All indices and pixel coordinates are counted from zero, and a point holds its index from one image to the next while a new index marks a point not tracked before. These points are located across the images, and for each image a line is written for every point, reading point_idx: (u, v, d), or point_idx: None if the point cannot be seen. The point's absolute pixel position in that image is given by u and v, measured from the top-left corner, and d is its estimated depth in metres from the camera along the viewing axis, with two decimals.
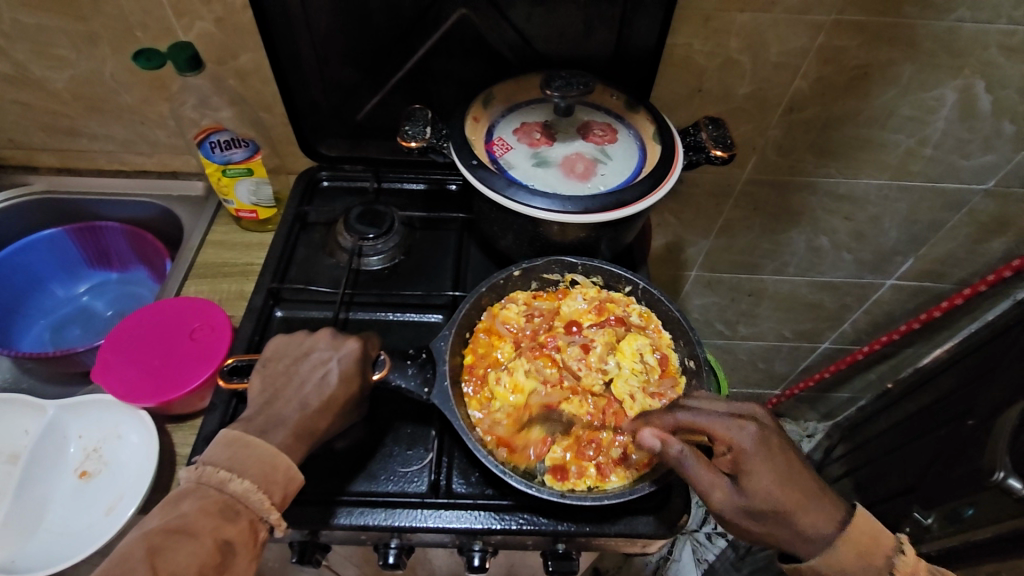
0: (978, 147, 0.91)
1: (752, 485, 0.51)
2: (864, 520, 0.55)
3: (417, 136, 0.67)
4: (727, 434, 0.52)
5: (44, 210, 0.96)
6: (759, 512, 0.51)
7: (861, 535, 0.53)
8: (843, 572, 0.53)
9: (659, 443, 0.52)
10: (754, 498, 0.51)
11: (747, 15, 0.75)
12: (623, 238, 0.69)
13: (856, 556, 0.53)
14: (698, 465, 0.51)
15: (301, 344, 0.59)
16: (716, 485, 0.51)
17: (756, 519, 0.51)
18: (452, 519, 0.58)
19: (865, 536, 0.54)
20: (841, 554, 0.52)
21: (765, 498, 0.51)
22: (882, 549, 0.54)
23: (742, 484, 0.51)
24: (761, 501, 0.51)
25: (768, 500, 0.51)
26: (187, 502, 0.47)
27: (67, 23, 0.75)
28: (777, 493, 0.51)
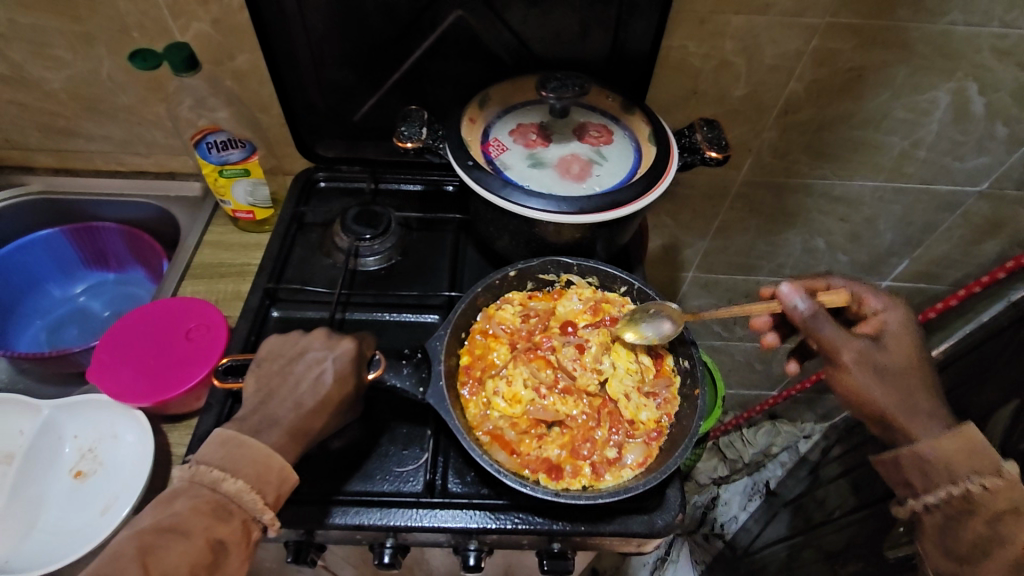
0: (972, 149, 0.91)
1: (892, 346, 0.57)
2: (978, 430, 0.54)
3: (412, 137, 0.67)
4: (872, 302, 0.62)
5: (41, 211, 0.96)
6: (892, 374, 0.56)
7: (972, 436, 0.53)
8: (947, 463, 0.54)
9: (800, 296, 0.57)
10: (895, 358, 0.56)
11: (741, 18, 0.75)
12: (618, 238, 0.70)
13: (963, 450, 0.53)
14: (829, 322, 0.56)
15: (296, 345, 0.59)
16: (846, 343, 0.56)
17: (882, 380, 0.55)
18: (447, 519, 0.58)
19: (976, 442, 0.53)
20: (950, 441, 0.53)
21: (905, 364, 0.57)
22: (992, 457, 0.53)
23: (883, 347, 0.57)
24: (895, 363, 0.56)
25: (895, 366, 0.56)
26: (180, 501, 0.47)
27: (63, 23, 0.75)
28: (907, 364, 0.57)
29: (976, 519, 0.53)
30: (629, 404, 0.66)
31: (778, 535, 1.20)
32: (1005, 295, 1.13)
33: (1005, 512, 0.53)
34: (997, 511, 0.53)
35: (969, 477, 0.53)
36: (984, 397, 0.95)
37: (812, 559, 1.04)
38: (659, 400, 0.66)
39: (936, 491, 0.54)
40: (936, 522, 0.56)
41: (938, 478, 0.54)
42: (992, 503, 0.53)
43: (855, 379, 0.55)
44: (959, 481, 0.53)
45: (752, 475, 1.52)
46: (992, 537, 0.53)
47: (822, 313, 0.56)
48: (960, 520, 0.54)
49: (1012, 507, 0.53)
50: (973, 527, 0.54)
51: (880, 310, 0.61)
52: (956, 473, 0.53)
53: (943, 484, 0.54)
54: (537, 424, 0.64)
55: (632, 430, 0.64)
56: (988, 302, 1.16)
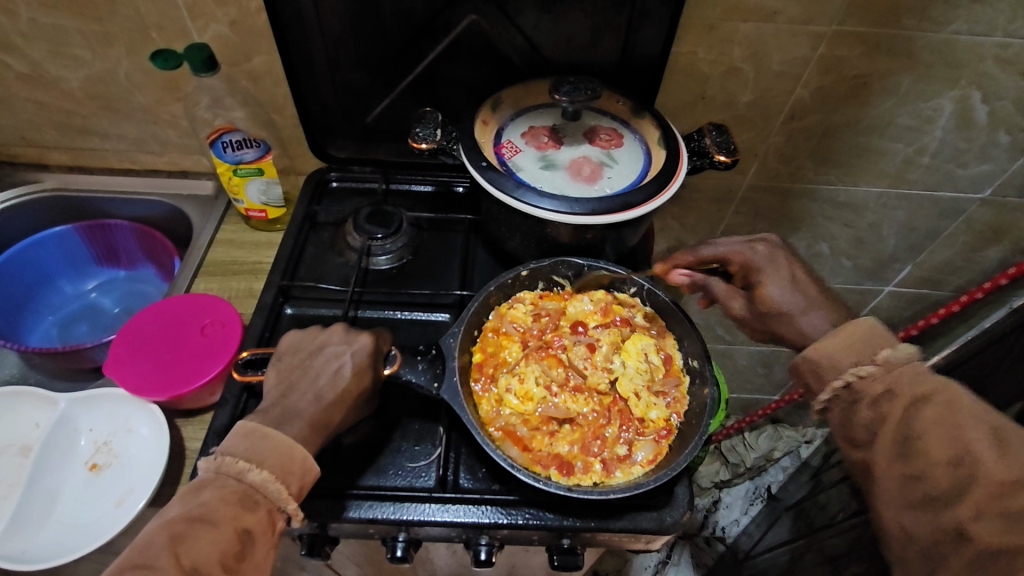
0: (975, 157, 0.93)
1: (764, 295, 0.62)
2: (864, 325, 0.54)
3: (427, 138, 0.69)
4: (742, 255, 0.64)
5: (55, 208, 0.97)
6: (767, 314, 0.62)
7: (848, 332, 0.54)
8: (828, 361, 0.55)
9: (686, 278, 0.67)
10: (765, 305, 0.62)
11: (750, 25, 0.77)
12: (627, 240, 0.71)
13: (839, 344, 0.54)
14: (716, 287, 0.66)
15: (314, 340, 0.60)
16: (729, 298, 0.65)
17: (766, 320, 0.63)
18: (459, 513, 0.59)
19: (857, 336, 0.54)
20: (828, 343, 0.55)
21: (775, 302, 0.61)
22: (871, 347, 0.53)
23: (756, 291, 0.63)
24: (766, 306, 0.62)
25: (775, 303, 0.61)
26: (207, 491, 0.48)
27: (83, 23, 0.76)
28: (784, 297, 0.61)
29: (862, 406, 0.52)
30: (639, 402, 0.67)
31: (780, 539, 1.21)
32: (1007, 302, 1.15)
33: (881, 395, 0.51)
34: (877, 394, 0.52)
35: (848, 368, 0.53)
36: None
37: (815, 562, 1.05)
38: (667, 398, 0.67)
39: (826, 388, 0.54)
40: (837, 417, 0.54)
41: (828, 375, 0.54)
42: (869, 389, 0.52)
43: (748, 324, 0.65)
44: (842, 373, 0.53)
45: (754, 479, 1.52)
46: (877, 420, 0.51)
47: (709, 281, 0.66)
48: (852, 410, 0.53)
49: (889, 389, 0.51)
50: (861, 413, 0.52)
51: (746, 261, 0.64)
52: (836, 367, 0.54)
53: (832, 380, 0.54)
54: (548, 420, 0.65)
55: (642, 428, 0.65)
56: (990, 309, 1.17)
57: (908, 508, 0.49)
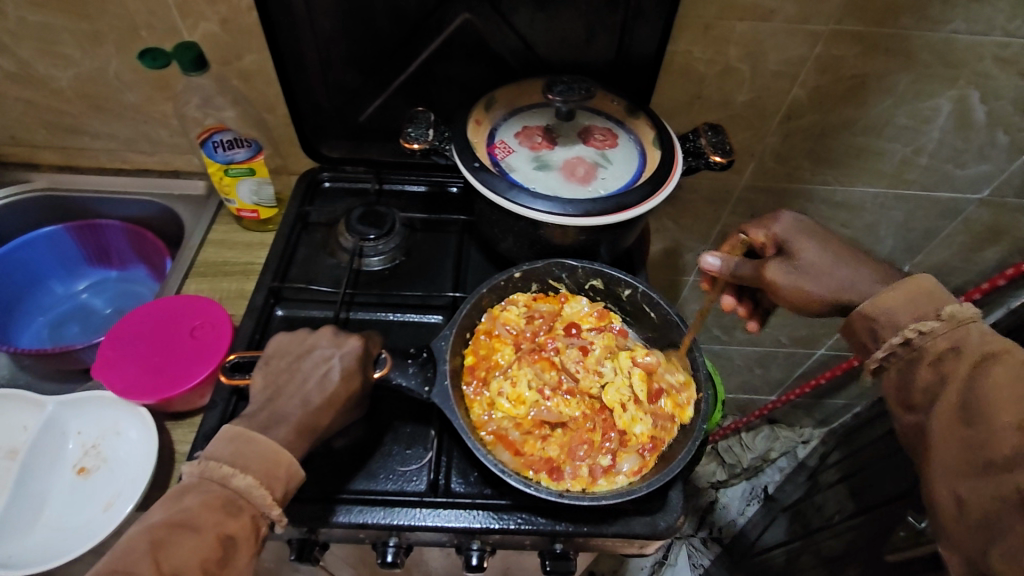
0: (973, 157, 0.92)
1: (804, 253, 0.60)
2: (917, 282, 0.54)
3: (419, 139, 0.68)
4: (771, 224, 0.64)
5: (46, 208, 0.96)
6: (814, 271, 0.60)
7: (910, 288, 0.54)
8: (886, 317, 0.54)
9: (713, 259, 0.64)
10: (807, 262, 0.60)
11: (746, 24, 0.76)
12: (622, 242, 0.70)
13: (900, 299, 0.54)
14: (744, 263, 0.64)
15: (303, 343, 0.59)
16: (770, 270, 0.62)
17: (813, 281, 0.59)
18: (450, 518, 0.59)
19: (916, 294, 0.54)
20: (886, 297, 0.55)
21: (817, 262, 0.60)
22: (931, 304, 0.53)
23: (795, 253, 0.61)
24: (811, 261, 0.60)
25: (815, 265, 0.60)
26: (190, 496, 0.47)
27: (72, 22, 0.75)
28: (823, 258, 0.60)
29: (924, 365, 0.52)
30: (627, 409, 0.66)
31: (776, 540, 1.20)
32: (1004, 303, 1.14)
33: (946, 352, 0.51)
34: (939, 352, 0.51)
35: (909, 325, 0.53)
36: None
37: (811, 563, 1.04)
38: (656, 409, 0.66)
39: (884, 346, 0.55)
40: (895, 377, 0.55)
41: (886, 332, 0.55)
42: (934, 345, 0.52)
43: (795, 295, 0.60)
44: (901, 330, 0.53)
45: (750, 480, 1.52)
46: (941, 380, 0.51)
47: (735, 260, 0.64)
48: (911, 370, 0.53)
49: (954, 346, 0.51)
50: (923, 374, 0.52)
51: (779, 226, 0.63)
52: (897, 323, 0.54)
53: (890, 337, 0.54)
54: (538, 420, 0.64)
55: (625, 440, 0.64)
56: (988, 309, 1.16)
57: (963, 476, 0.48)
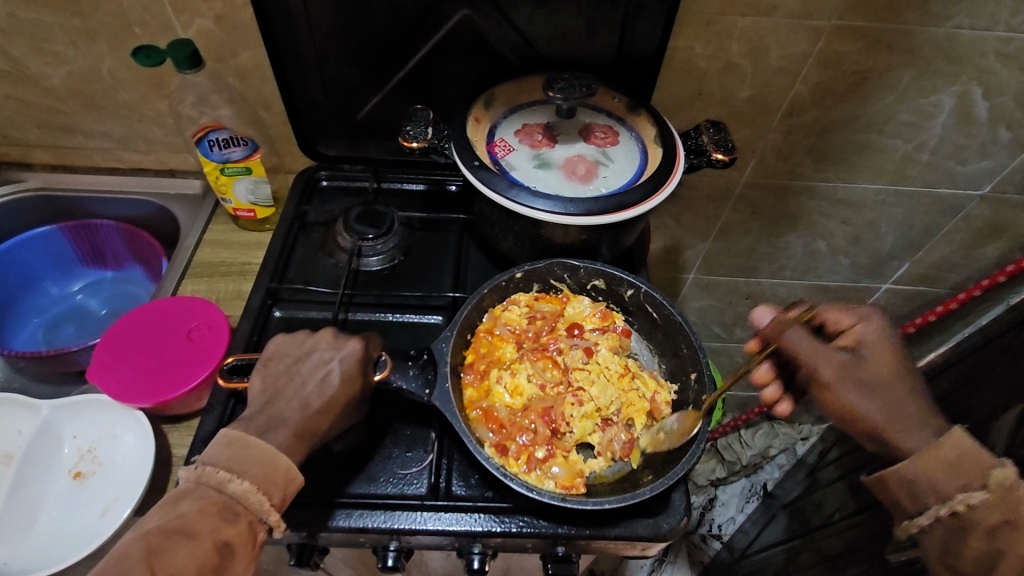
0: (975, 153, 0.92)
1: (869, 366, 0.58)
2: (958, 438, 0.53)
3: (418, 137, 0.67)
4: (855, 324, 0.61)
5: (39, 208, 0.95)
6: (874, 385, 0.57)
7: (952, 455, 0.52)
8: (928, 482, 0.53)
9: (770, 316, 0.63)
10: (873, 371, 0.58)
11: (748, 20, 0.75)
12: (623, 240, 0.69)
13: (945, 466, 0.52)
14: (800, 337, 0.59)
15: (302, 344, 0.58)
16: (822, 354, 0.58)
17: (867, 394, 0.56)
18: (451, 522, 0.58)
19: (956, 457, 0.52)
20: (929, 464, 0.53)
21: (883, 375, 0.57)
22: (976, 469, 0.52)
23: (862, 360, 0.58)
24: (874, 376, 0.57)
25: (874, 377, 0.57)
26: (186, 502, 0.46)
27: (63, 18, 0.74)
28: (888, 373, 0.58)
29: (973, 534, 0.52)
30: (587, 427, 0.64)
31: (776, 538, 1.20)
32: (1004, 299, 1.14)
33: (997, 525, 0.51)
34: (992, 525, 0.51)
35: (956, 495, 0.52)
36: (984, 400, 0.94)
37: (811, 561, 1.04)
38: (598, 457, 0.64)
39: (927, 512, 0.53)
40: (937, 540, 0.54)
41: (928, 499, 0.53)
42: (984, 518, 0.51)
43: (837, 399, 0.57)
44: (948, 501, 0.52)
45: (749, 477, 1.52)
46: (993, 552, 0.51)
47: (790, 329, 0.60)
48: (958, 538, 0.53)
49: (1006, 518, 0.51)
50: (972, 543, 0.52)
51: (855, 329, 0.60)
52: (941, 491, 0.53)
53: (934, 505, 0.53)
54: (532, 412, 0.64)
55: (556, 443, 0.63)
56: (988, 305, 1.16)
57: None
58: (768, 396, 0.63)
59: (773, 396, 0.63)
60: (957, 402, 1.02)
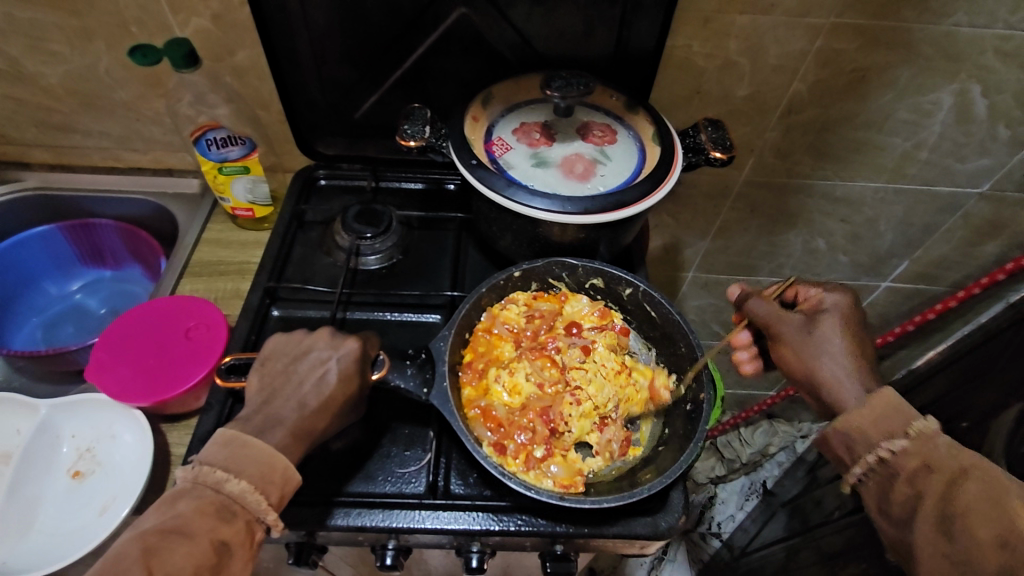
0: (974, 151, 0.91)
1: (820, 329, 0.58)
2: (888, 396, 0.53)
3: (416, 135, 0.67)
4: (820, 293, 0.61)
5: (37, 208, 0.95)
6: (818, 346, 0.58)
7: (878, 405, 0.53)
8: (855, 430, 0.53)
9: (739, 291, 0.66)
10: (822, 335, 0.58)
11: (746, 18, 0.75)
12: (621, 239, 0.69)
13: (869, 414, 0.53)
14: (762, 303, 0.62)
15: (300, 344, 0.58)
16: (782, 317, 0.61)
17: (816, 355, 0.57)
18: (450, 520, 0.58)
19: (882, 406, 0.53)
20: (857, 415, 0.53)
21: (835, 338, 0.57)
22: (901, 418, 0.52)
23: (817, 323, 0.59)
24: (821, 338, 0.58)
25: (822, 339, 0.58)
26: (183, 503, 0.46)
27: (61, 18, 0.74)
28: (842, 337, 0.57)
29: (898, 483, 0.51)
30: (586, 426, 0.64)
31: (776, 536, 1.20)
32: (1004, 297, 1.14)
33: (917, 470, 0.50)
34: (912, 470, 0.50)
35: (880, 442, 0.52)
36: (984, 398, 0.94)
37: (811, 559, 1.04)
38: (596, 456, 0.64)
39: (860, 463, 0.53)
40: (871, 494, 0.53)
41: (859, 449, 0.53)
42: (906, 463, 0.51)
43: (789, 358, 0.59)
44: (874, 449, 0.52)
45: (748, 475, 1.50)
46: (916, 498, 0.50)
47: (756, 297, 0.63)
48: (887, 487, 0.52)
49: (925, 464, 0.50)
50: (898, 491, 0.51)
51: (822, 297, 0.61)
52: (867, 440, 0.53)
53: (863, 454, 0.53)
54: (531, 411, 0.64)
55: (555, 442, 0.63)
56: (987, 303, 1.16)
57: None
58: (738, 358, 0.67)
59: (744, 359, 0.67)
60: (956, 400, 1.02)
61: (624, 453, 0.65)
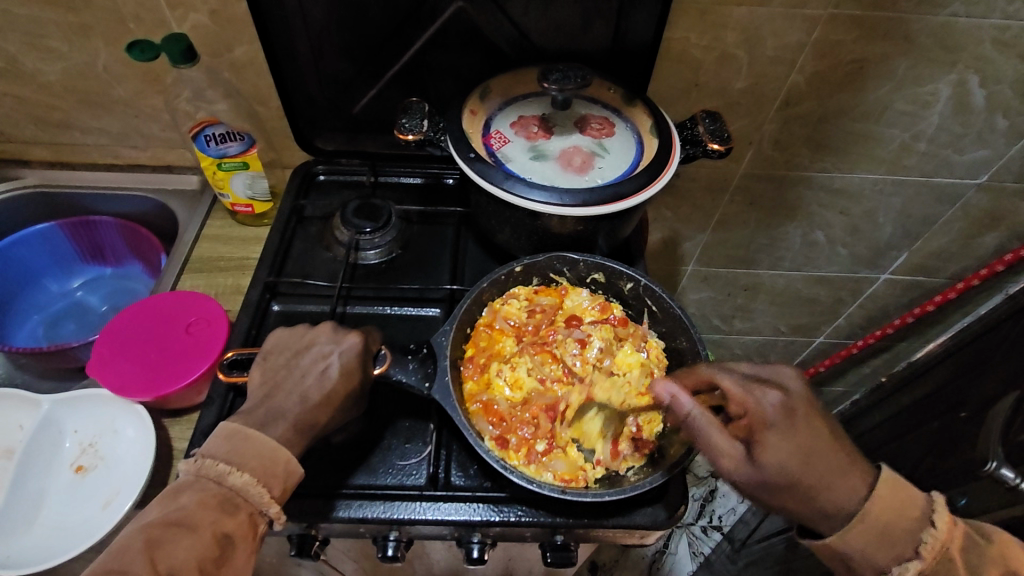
0: (972, 142, 0.91)
1: (767, 456, 0.52)
2: (896, 498, 0.53)
3: (414, 129, 0.67)
4: (757, 400, 0.54)
5: (38, 205, 0.95)
6: (774, 483, 0.52)
7: (887, 521, 0.52)
8: (866, 555, 0.52)
9: (670, 397, 0.55)
10: (777, 471, 0.52)
11: (743, 9, 0.75)
12: (620, 231, 0.69)
13: (875, 530, 0.51)
14: (706, 422, 0.54)
15: (302, 338, 0.59)
16: (725, 449, 0.53)
17: (771, 493, 0.53)
18: (451, 511, 0.58)
19: (892, 515, 0.52)
20: (860, 540, 0.51)
21: (787, 471, 0.52)
22: (908, 534, 0.52)
23: (761, 453, 0.52)
24: (777, 475, 0.52)
25: (786, 477, 0.52)
26: (186, 495, 0.47)
27: (59, 15, 0.74)
28: (799, 470, 0.52)
29: None
30: (619, 433, 0.64)
31: (775, 529, 1.20)
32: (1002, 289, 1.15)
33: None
34: None
35: (891, 568, 0.51)
36: (983, 389, 0.94)
37: (810, 552, 1.04)
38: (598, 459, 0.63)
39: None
40: None
41: (864, 573, 0.52)
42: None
43: (739, 485, 0.54)
44: (883, 572, 0.52)
45: None
46: None
47: (699, 410, 0.54)
48: None
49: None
50: None
51: (760, 408, 0.53)
52: (880, 566, 0.52)
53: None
54: (529, 405, 0.65)
55: (555, 438, 0.63)
56: (986, 295, 1.17)
57: None
58: None
59: None
60: (956, 390, 1.02)
61: (650, 448, 0.64)
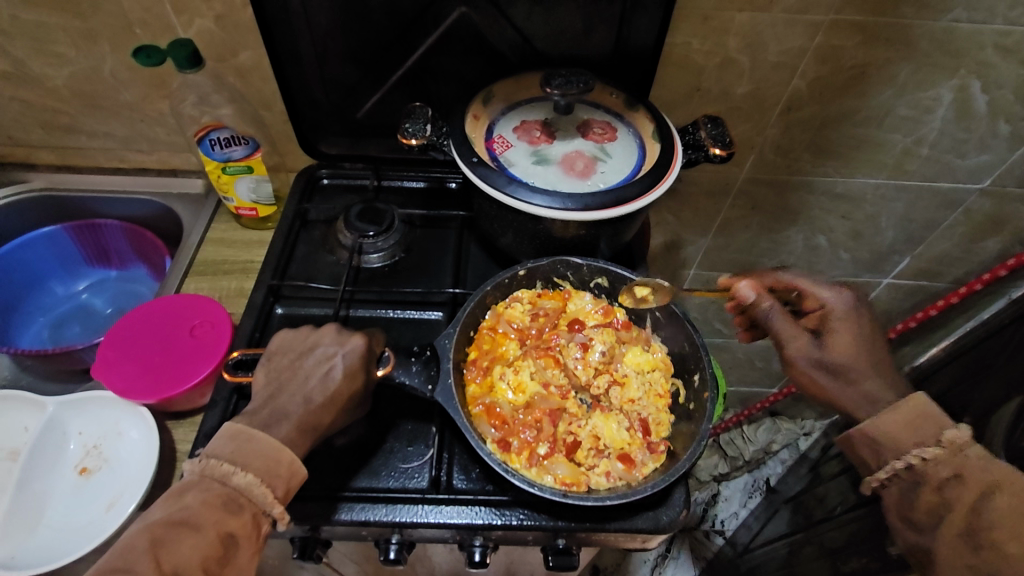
0: (974, 147, 0.92)
1: (835, 342, 0.58)
2: (918, 402, 0.54)
3: (417, 134, 0.67)
4: (825, 296, 0.60)
5: (44, 208, 0.96)
6: (835, 367, 0.57)
7: (910, 410, 0.54)
8: (884, 436, 0.54)
9: (753, 293, 0.60)
10: (840, 352, 0.57)
11: (745, 15, 0.75)
12: (622, 235, 0.69)
13: (900, 418, 0.54)
14: (780, 315, 0.59)
15: (306, 340, 0.59)
16: (798, 336, 0.58)
17: (829, 374, 0.57)
18: (453, 515, 0.59)
19: (913, 412, 0.54)
20: (886, 419, 0.54)
21: (849, 356, 0.57)
22: (932, 426, 0.53)
23: (828, 338, 0.58)
24: (839, 356, 0.57)
25: (849, 362, 0.57)
26: (191, 494, 0.47)
27: (67, 20, 0.75)
28: (857, 358, 0.57)
29: (926, 489, 0.52)
30: (631, 441, 0.64)
31: (778, 532, 1.20)
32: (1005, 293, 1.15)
33: (947, 480, 0.52)
34: (941, 479, 0.52)
35: (910, 448, 0.53)
36: (987, 392, 0.94)
37: (812, 555, 1.03)
38: (614, 475, 0.61)
39: (885, 466, 0.54)
40: (894, 497, 0.54)
41: (886, 453, 0.54)
42: (936, 472, 0.52)
43: (798, 371, 0.59)
44: (903, 455, 0.53)
45: (751, 472, 1.53)
46: (943, 504, 0.52)
47: (775, 306, 0.59)
48: (913, 492, 0.53)
49: (956, 473, 0.52)
50: (925, 497, 0.52)
51: (826, 303, 0.60)
52: (898, 446, 0.54)
53: (890, 460, 0.54)
54: (530, 409, 0.65)
55: (559, 444, 0.63)
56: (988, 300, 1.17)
57: None
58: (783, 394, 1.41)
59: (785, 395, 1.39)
60: (960, 394, 1.02)
61: (660, 446, 0.64)
